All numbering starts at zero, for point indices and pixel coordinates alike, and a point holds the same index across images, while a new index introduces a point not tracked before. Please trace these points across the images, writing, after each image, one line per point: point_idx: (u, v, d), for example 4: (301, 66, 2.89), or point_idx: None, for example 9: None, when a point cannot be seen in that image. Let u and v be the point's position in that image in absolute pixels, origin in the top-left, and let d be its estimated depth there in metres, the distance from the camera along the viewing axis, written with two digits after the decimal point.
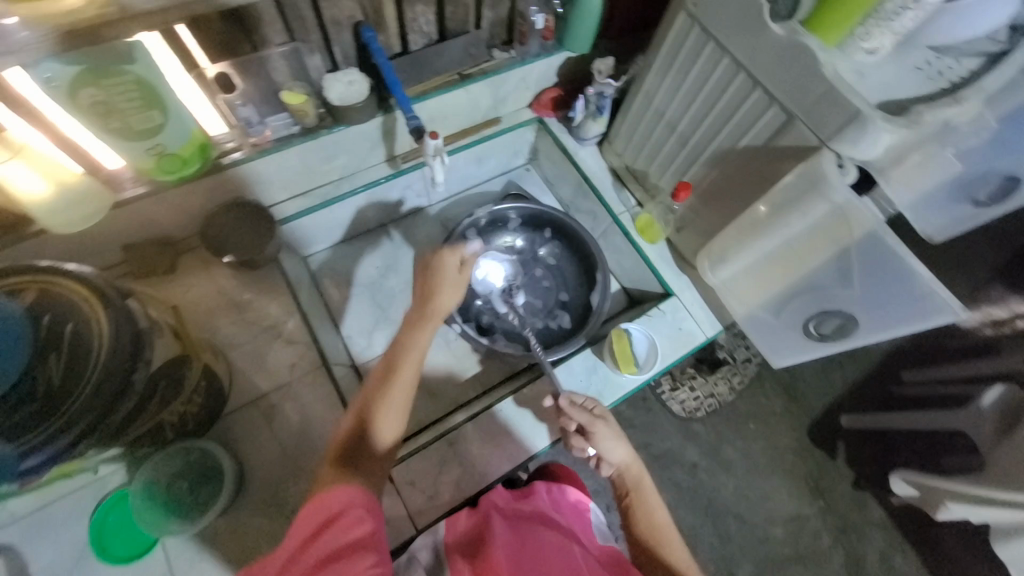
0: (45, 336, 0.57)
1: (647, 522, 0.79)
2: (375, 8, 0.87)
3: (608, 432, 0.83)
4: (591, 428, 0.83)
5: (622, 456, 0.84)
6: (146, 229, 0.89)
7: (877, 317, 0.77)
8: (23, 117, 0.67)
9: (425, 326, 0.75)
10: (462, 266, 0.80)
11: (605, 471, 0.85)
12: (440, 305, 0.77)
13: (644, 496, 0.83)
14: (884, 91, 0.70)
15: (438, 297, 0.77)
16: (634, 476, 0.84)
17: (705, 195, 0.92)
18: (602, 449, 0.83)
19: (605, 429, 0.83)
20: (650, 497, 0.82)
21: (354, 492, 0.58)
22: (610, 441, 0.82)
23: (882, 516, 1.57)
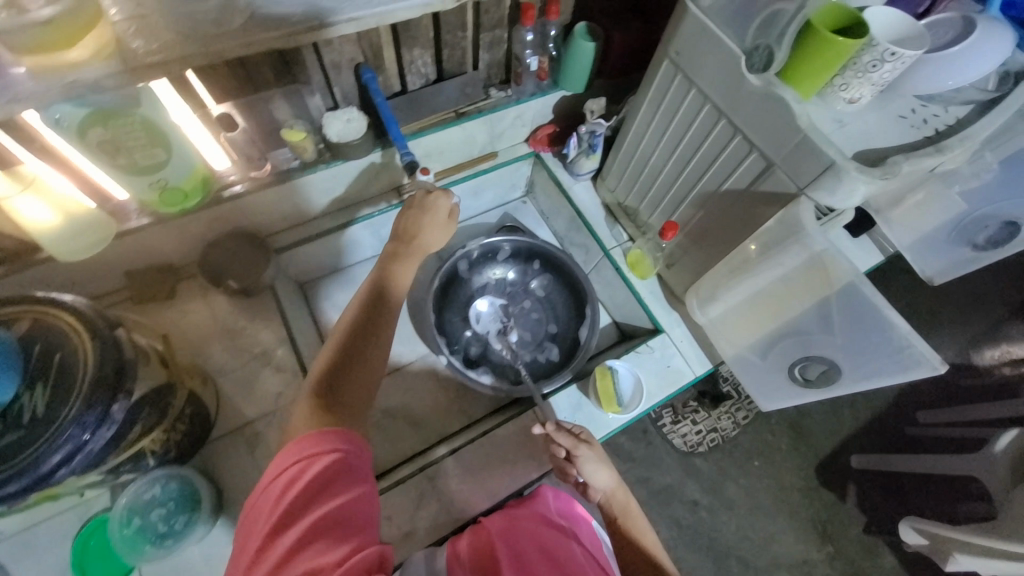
0: (35, 364, 0.59)
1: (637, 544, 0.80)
2: (375, 52, 0.91)
3: (592, 458, 0.82)
4: (576, 451, 0.81)
5: (608, 482, 0.84)
6: (149, 256, 0.93)
7: (859, 366, 0.75)
8: (36, 152, 0.73)
9: (408, 262, 0.81)
10: (450, 214, 0.87)
11: (594, 496, 0.85)
12: (424, 241, 0.83)
13: (632, 518, 0.83)
14: (865, 141, 0.70)
15: (421, 234, 0.83)
16: (623, 502, 0.84)
17: (693, 235, 0.92)
18: (585, 473, 0.83)
19: (589, 453, 0.82)
20: (636, 523, 0.82)
21: (347, 437, 0.57)
22: (593, 466, 0.82)
23: (895, 564, 1.50)
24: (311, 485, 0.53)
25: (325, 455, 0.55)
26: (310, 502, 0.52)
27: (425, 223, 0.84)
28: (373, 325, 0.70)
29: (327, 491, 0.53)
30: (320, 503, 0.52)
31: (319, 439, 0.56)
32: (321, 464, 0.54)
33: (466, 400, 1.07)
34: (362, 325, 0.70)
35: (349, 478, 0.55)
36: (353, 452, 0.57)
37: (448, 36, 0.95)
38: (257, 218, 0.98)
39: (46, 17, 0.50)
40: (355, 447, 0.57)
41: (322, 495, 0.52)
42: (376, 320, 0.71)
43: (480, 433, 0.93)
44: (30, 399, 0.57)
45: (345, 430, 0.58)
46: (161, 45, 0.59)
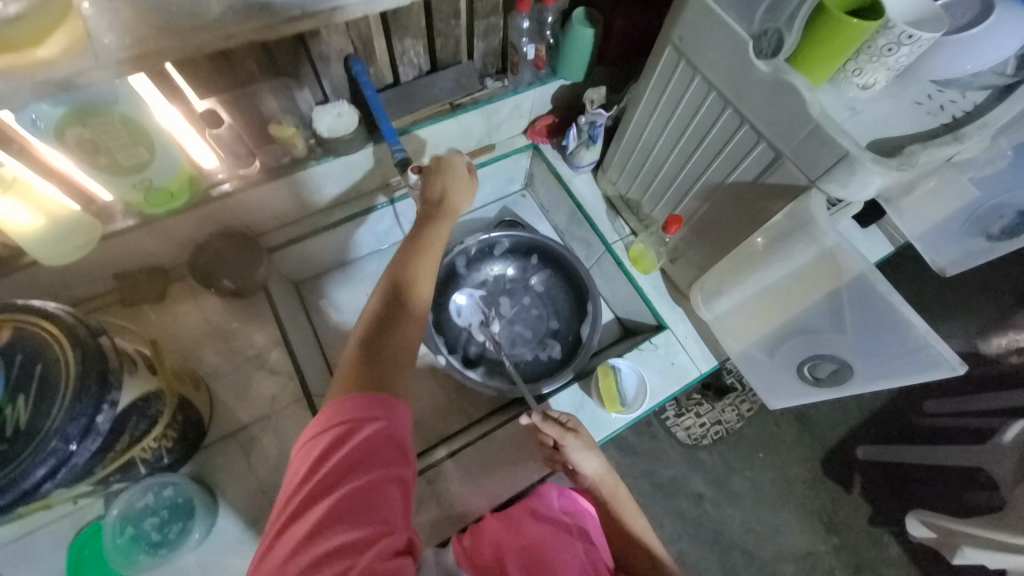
0: (15, 376, 0.57)
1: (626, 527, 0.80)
2: (365, 43, 0.87)
3: (580, 446, 0.80)
4: (562, 442, 0.79)
5: (596, 469, 0.81)
6: (138, 258, 0.90)
7: (873, 365, 0.72)
8: (13, 154, 0.69)
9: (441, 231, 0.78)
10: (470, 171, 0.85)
11: (581, 482, 0.83)
12: (454, 203, 0.81)
13: (623, 503, 0.82)
14: (877, 130, 0.67)
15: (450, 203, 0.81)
16: (612, 485, 0.82)
17: (697, 229, 0.89)
18: (573, 461, 0.80)
19: (576, 442, 0.79)
20: (626, 509, 0.81)
21: (382, 403, 0.56)
22: (580, 454, 0.79)
23: (901, 555, 1.49)
24: (343, 460, 0.52)
25: (356, 435, 0.54)
26: (342, 475, 0.51)
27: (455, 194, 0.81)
28: (408, 293, 0.68)
29: (359, 466, 0.52)
30: (350, 478, 0.51)
31: (359, 406, 0.55)
32: (356, 437, 0.53)
33: (466, 399, 1.05)
34: (397, 295, 0.68)
35: (375, 463, 0.52)
36: (387, 427, 0.55)
37: (440, 25, 0.91)
38: (249, 215, 0.95)
39: None
40: (388, 428, 0.55)
41: (352, 471, 0.51)
42: (413, 289, 0.69)
43: (480, 435, 0.90)
44: (12, 411, 0.55)
45: (379, 395, 0.56)
46: (135, 39, 0.56)
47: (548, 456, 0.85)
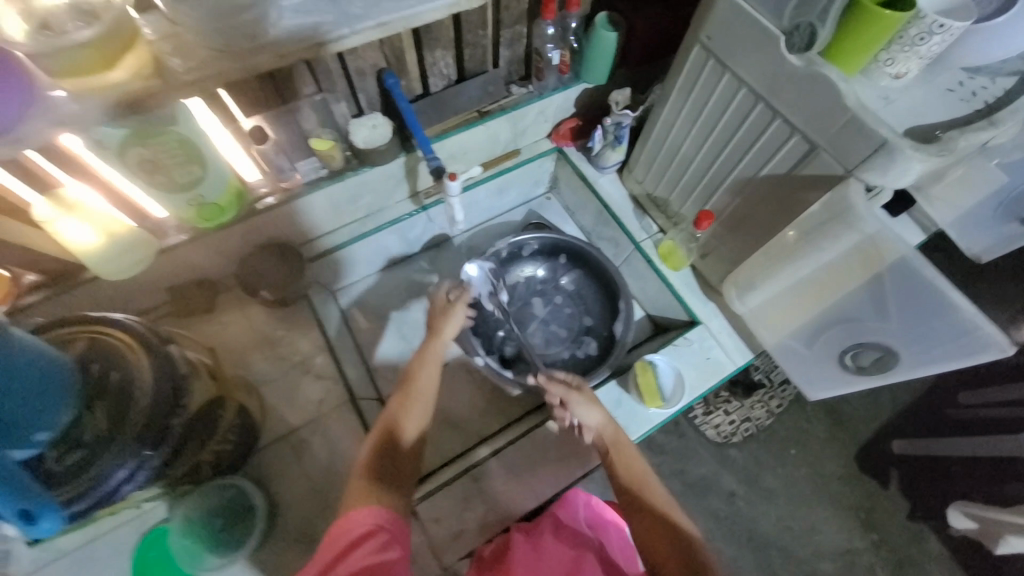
0: (93, 384, 0.60)
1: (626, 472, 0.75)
2: (397, 57, 0.90)
3: (579, 396, 0.82)
4: (567, 398, 0.82)
5: (597, 420, 0.81)
6: (188, 272, 0.95)
7: (919, 351, 0.72)
8: (75, 175, 0.74)
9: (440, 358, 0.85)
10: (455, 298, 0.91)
11: (586, 437, 0.83)
12: (444, 330, 0.88)
13: (628, 451, 0.78)
14: (912, 118, 0.67)
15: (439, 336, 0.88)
16: (612, 433, 0.80)
17: (728, 223, 0.90)
18: (576, 415, 0.82)
19: (578, 396, 0.81)
20: (631, 453, 0.77)
21: (389, 515, 0.61)
22: (580, 406, 0.81)
23: (941, 550, 1.46)
24: (358, 541, 0.58)
25: (364, 521, 0.59)
26: (357, 550, 0.57)
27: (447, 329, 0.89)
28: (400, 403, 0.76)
29: (370, 547, 0.57)
30: (363, 555, 0.56)
31: (373, 512, 0.60)
32: (364, 525, 0.59)
33: (503, 400, 1.07)
34: (396, 406, 0.76)
35: (380, 545, 0.58)
36: (392, 528, 0.60)
37: (469, 36, 0.94)
38: (290, 227, 0.99)
39: (87, 39, 0.51)
40: (390, 519, 0.61)
41: (364, 547, 0.57)
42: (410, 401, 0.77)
43: (521, 434, 0.92)
44: (91, 417, 0.59)
45: (388, 511, 0.62)
46: (196, 62, 0.60)
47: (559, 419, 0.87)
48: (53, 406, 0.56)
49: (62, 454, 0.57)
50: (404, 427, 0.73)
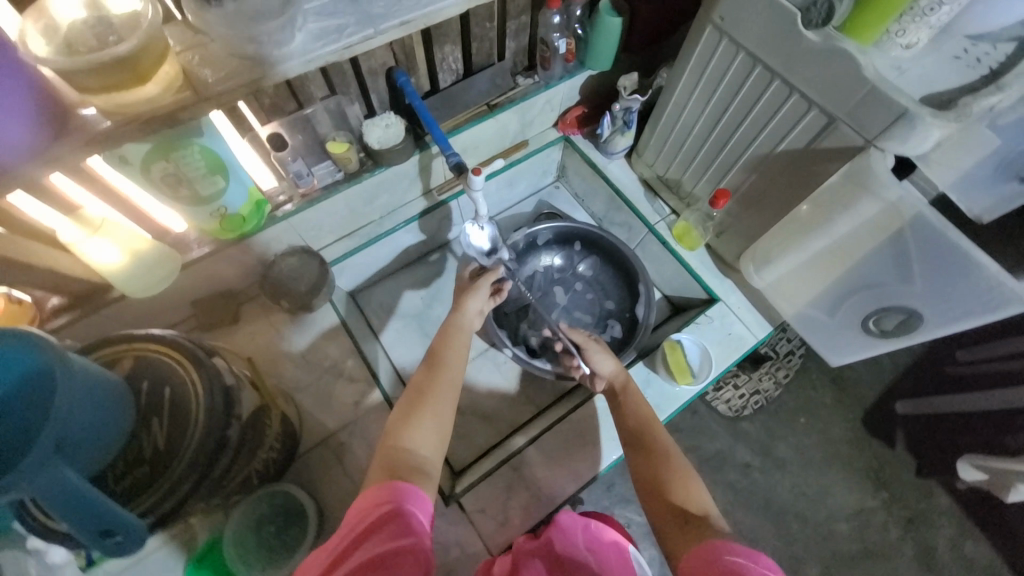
0: (145, 401, 0.61)
1: (633, 417, 0.80)
2: (407, 54, 0.90)
3: (595, 346, 0.92)
4: (584, 344, 0.93)
5: (610, 369, 0.89)
6: (212, 285, 0.94)
7: (942, 311, 0.74)
8: (98, 194, 0.74)
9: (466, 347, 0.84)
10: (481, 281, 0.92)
11: (598, 384, 0.90)
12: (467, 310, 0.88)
13: (633, 394, 0.84)
14: (926, 85, 0.72)
15: (463, 313, 0.88)
16: (622, 380, 0.86)
17: (744, 200, 0.92)
18: (592, 362, 0.91)
19: (595, 345, 0.93)
20: (639, 402, 0.83)
21: (413, 492, 0.58)
22: (595, 352, 0.91)
23: (950, 503, 1.51)
24: (373, 526, 0.54)
25: (385, 504, 0.56)
26: (373, 536, 0.53)
27: (471, 304, 0.89)
28: (423, 388, 0.74)
29: (386, 533, 0.53)
30: (377, 542, 0.52)
31: (393, 491, 0.57)
32: (384, 509, 0.56)
33: (531, 389, 1.08)
34: (415, 390, 0.74)
35: (400, 527, 0.54)
36: (417, 506, 0.57)
37: (476, 29, 0.94)
38: (308, 233, 0.98)
39: (123, 53, 0.50)
40: (414, 499, 0.57)
41: (382, 531, 0.53)
42: (433, 385, 0.75)
43: (556, 420, 0.94)
44: (147, 434, 0.59)
45: (410, 487, 0.58)
46: (226, 73, 0.60)
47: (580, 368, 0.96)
48: (111, 425, 0.56)
49: (123, 473, 0.57)
50: (417, 418, 0.69)
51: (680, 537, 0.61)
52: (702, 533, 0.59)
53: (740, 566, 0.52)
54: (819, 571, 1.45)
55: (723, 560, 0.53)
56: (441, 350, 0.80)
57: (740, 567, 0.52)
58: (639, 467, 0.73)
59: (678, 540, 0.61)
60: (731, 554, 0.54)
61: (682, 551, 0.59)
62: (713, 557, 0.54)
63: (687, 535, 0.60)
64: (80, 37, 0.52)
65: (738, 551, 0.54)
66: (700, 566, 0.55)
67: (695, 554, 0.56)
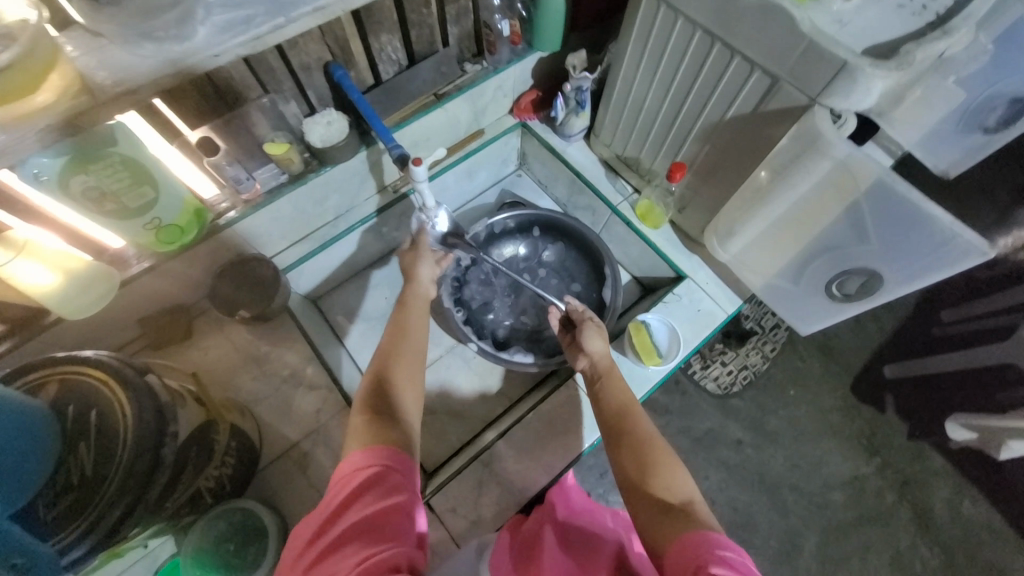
0: (72, 425, 0.57)
1: (614, 399, 0.78)
2: (341, 46, 0.86)
3: (592, 327, 0.88)
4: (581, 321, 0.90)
5: (600, 347, 0.86)
6: (158, 301, 0.91)
7: (903, 270, 0.72)
8: (20, 215, 0.70)
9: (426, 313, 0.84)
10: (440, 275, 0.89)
11: (579, 363, 0.88)
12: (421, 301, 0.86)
13: (614, 379, 0.81)
14: (868, 37, 0.67)
15: (418, 280, 0.87)
16: (606, 365, 0.84)
17: (701, 172, 0.89)
18: (583, 340, 0.87)
19: (592, 326, 0.88)
20: (621, 381, 0.81)
21: (394, 454, 0.58)
22: (589, 332, 0.87)
23: (943, 464, 1.50)
24: (363, 487, 0.55)
25: (372, 471, 0.57)
26: (360, 499, 0.54)
27: (422, 270, 0.88)
28: (395, 354, 0.74)
29: (378, 493, 0.55)
30: (369, 502, 0.54)
31: (383, 453, 0.58)
32: (375, 474, 0.56)
33: (503, 383, 1.06)
34: (382, 362, 0.73)
35: (388, 491, 0.55)
36: (401, 467, 0.58)
37: (413, 15, 0.90)
38: (256, 239, 0.95)
39: (3, 62, 0.47)
40: (404, 466, 0.58)
41: (370, 494, 0.54)
42: (402, 361, 0.73)
43: (526, 411, 0.91)
44: (76, 459, 0.56)
45: (390, 449, 0.59)
46: (123, 73, 0.57)
47: (566, 342, 0.93)
48: (32, 454, 0.52)
49: (54, 500, 0.53)
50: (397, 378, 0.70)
51: (655, 518, 0.59)
52: (683, 523, 0.57)
53: (735, 563, 0.50)
54: (818, 542, 1.44)
55: (716, 555, 0.51)
56: (393, 343, 0.76)
57: (734, 563, 0.50)
58: (619, 454, 0.69)
59: (658, 529, 0.58)
60: (722, 548, 0.51)
61: (664, 539, 0.56)
62: (706, 548, 0.51)
63: (668, 523, 0.57)
64: None
65: (733, 548, 0.52)
66: (689, 557, 0.52)
67: (686, 543, 0.53)
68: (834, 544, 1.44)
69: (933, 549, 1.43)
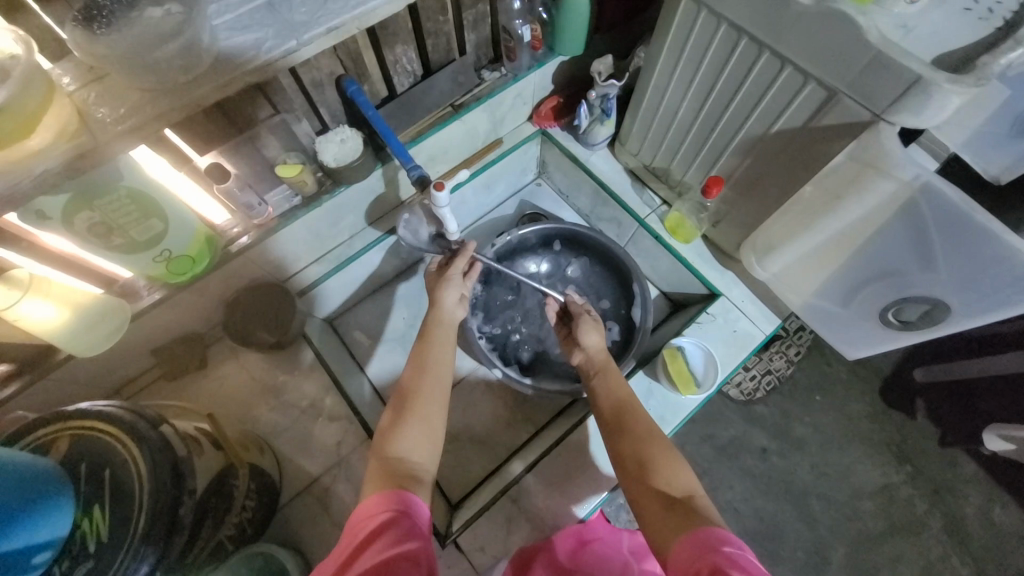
0: (86, 484, 0.55)
1: (610, 396, 0.74)
2: (354, 59, 0.80)
3: (588, 320, 0.86)
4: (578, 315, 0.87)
5: (598, 343, 0.83)
6: (172, 331, 0.88)
7: (972, 301, 0.66)
8: (25, 254, 0.66)
9: (452, 343, 0.78)
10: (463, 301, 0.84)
11: (576, 358, 0.85)
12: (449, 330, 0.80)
13: (609, 375, 0.78)
14: (936, 45, 0.61)
15: (441, 306, 0.82)
16: (601, 359, 0.81)
17: (740, 186, 0.84)
18: (578, 334, 0.85)
19: (588, 317, 0.86)
20: (619, 376, 0.78)
21: (404, 496, 0.55)
22: (586, 325, 0.84)
23: (976, 471, 1.44)
24: (375, 533, 0.52)
25: (383, 515, 0.53)
26: (373, 545, 0.50)
27: (446, 296, 0.83)
28: (413, 396, 0.68)
29: (389, 538, 0.51)
30: (380, 548, 0.50)
31: (394, 498, 0.55)
32: (384, 517, 0.53)
33: (527, 407, 1.02)
34: (401, 401, 0.68)
35: (400, 535, 0.51)
36: (414, 515, 0.54)
37: (429, 24, 0.84)
38: (270, 265, 0.91)
39: None
40: (414, 508, 0.55)
41: (382, 539, 0.51)
42: (422, 407, 0.67)
43: (554, 443, 0.87)
44: (90, 523, 0.53)
45: (398, 492, 0.56)
46: (130, 108, 0.53)
47: (565, 336, 0.91)
48: (46, 524, 0.49)
49: (69, 568, 0.51)
50: (409, 433, 0.64)
51: (664, 524, 0.55)
52: (688, 517, 0.54)
53: (739, 560, 0.47)
54: (846, 553, 1.38)
55: (720, 552, 0.48)
56: (414, 377, 0.71)
57: (739, 559, 0.47)
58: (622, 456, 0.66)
59: (661, 526, 0.55)
60: (725, 544, 0.49)
61: (669, 540, 0.53)
62: (710, 547, 0.49)
63: (672, 521, 0.55)
64: None
65: (734, 542, 0.50)
66: (693, 559, 0.49)
67: (687, 541, 0.51)
68: (864, 555, 1.38)
69: (966, 560, 1.37)
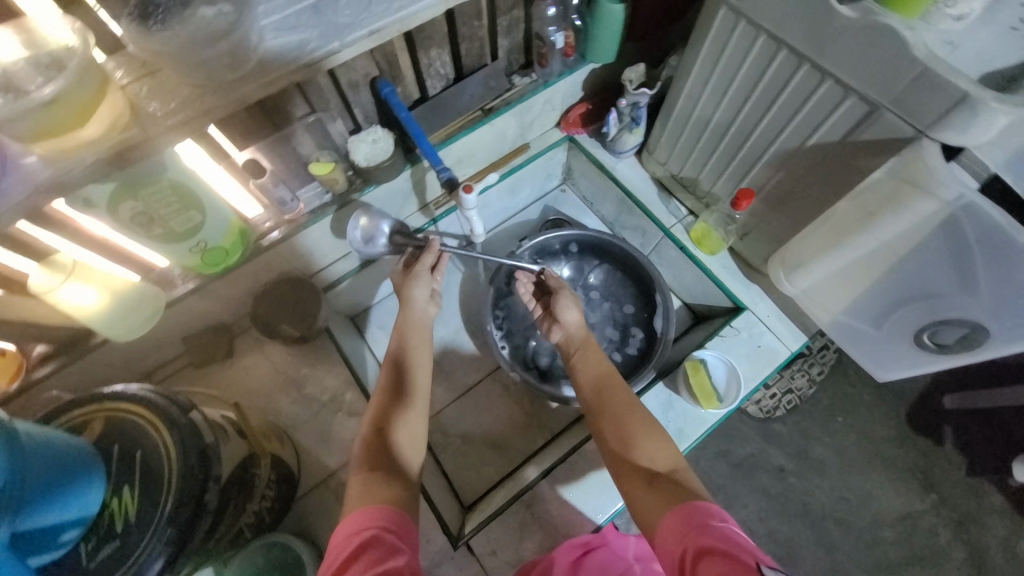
0: (118, 464, 0.56)
1: (591, 373, 0.76)
2: (390, 61, 0.82)
3: (567, 295, 0.86)
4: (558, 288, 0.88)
5: (577, 320, 0.84)
6: (201, 321, 0.91)
7: (1013, 327, 0.64)
8: (70, 238, 0.68)
9: (426, 341, 0.82)
10: (432, 296, 0.86)
11: (555, 335, 0.86)
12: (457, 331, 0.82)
13: (590, 353, 0.79)
14: (982, 63, 0.59)
15: (413, 305, 0.83)
16: (581, 337, 0.82)
17: (771, 200, 0.82)
18: (557, 311, 0.85)
19: (567, 291, 0.86)
20: (598, 350, 0.80)
21: (392, 514, 0.55)
22: (563, 301, 0.85)
23: (1004, 502, 1.37)
24: (362, 548, 0.51)
25: (365, 532, 0.53)
26: (356, 563, 0.49)
27: (416, 294, 0.83)
28: (410, 387, 0.74)
29: (372, 556, 0.50)
30: (365, 566, 0.49)
31: (383, 514, 0.55)
32: (368, 533, 0.53)
33: (543, 412, 1.02)
34: (393, 386, 0.74)
35: (387, 551, 0.51)
36: (398, 529, 0.54)
37: (464, 29, 0.85)
38: (299, 260, 0.93)
39: (50, 96, 0.45)
40: (398, 522, 0.54)
41: (367, 556, 0.50)
42: (409, 415, 0.71)
43: (569, 450, 0.86)
44: (119, 503, 0.55)
45: (390, 507, 0.56)
46: (179, 103, 0.54)
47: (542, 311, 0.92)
48: (71, 505, 0.51)
49: (95, 548, 0.53)
50: (396, 428, 0.68)
51: (650, 506, 0.55)
52: (671, 488, 0.56)
53: (729, 533, 0.47)
54: None
55: (708, 529, 0.48)
56: (394, 375, 0.75)
57: (728, 533, 0.47)
58: (604, 433, 0.68)
59: (647, 501, 0.56)
60: (715, 518, 0.49)
61: (656, 520, 0.53)
62: (699, 522, 0.49)
63: (659, 495, 0.55)
64: (23, 79, 0.45)
65: (719, 516, 0.50)
66: (682, 533, 0.49)
67: (675, 520, 0.50)
68: None
69: None
